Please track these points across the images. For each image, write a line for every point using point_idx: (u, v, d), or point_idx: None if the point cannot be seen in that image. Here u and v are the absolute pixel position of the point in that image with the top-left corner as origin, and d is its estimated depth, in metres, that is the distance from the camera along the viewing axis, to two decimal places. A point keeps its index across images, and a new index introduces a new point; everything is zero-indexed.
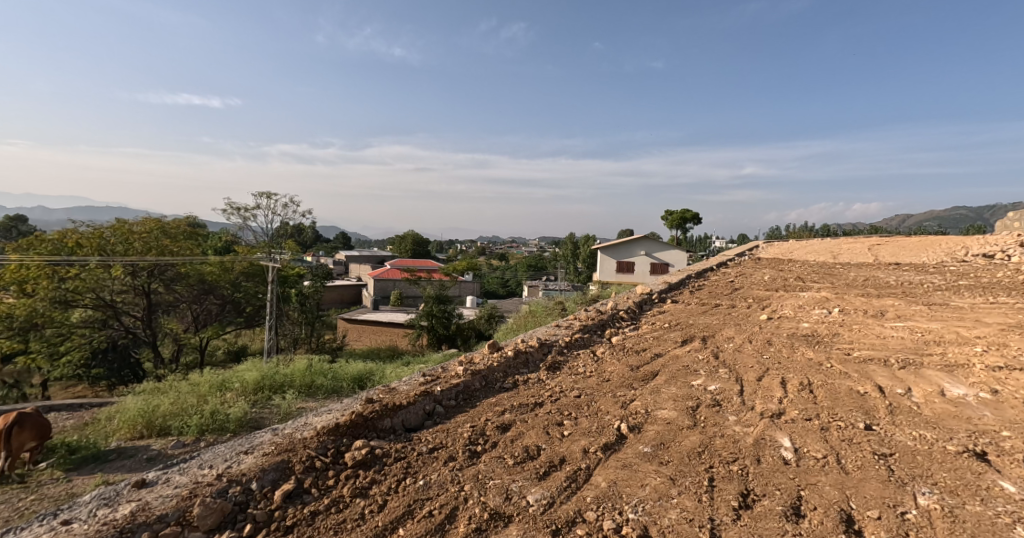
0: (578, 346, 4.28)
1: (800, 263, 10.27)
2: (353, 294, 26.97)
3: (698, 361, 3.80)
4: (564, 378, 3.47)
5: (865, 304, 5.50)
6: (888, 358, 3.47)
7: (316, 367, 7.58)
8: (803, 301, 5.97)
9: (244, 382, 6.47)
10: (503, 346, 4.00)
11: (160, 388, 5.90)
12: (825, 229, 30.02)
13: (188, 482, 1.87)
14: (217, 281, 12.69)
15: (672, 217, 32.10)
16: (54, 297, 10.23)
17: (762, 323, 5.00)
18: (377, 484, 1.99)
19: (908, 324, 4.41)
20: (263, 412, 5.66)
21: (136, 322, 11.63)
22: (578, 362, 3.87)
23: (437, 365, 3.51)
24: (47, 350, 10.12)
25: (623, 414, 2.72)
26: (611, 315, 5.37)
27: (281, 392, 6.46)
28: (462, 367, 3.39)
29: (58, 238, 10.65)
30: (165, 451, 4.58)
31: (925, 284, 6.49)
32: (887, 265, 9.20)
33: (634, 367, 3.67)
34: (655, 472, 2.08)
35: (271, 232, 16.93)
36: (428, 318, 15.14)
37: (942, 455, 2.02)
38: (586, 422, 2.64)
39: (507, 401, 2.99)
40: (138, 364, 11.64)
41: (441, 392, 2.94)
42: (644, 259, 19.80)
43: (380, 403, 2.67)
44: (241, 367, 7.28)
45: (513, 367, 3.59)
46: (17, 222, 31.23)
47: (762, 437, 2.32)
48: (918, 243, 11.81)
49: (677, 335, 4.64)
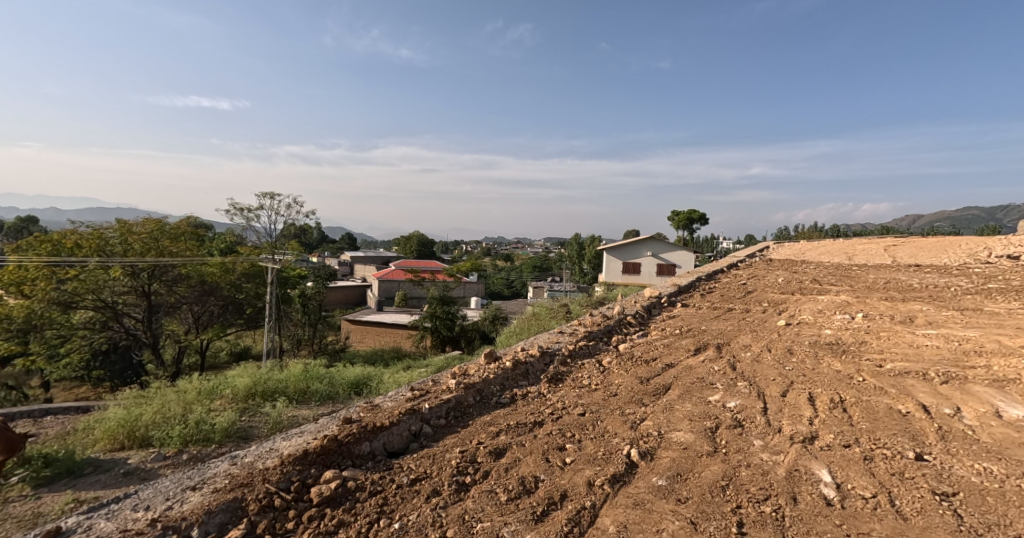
0: (582, 355, 3.97)
1: (814, 264, 9.90)
2: (357, 295, 26.78)
3: (714, 372, 3.48)
4: (567, 392, 3.16)
5: (889, 309, 5.15)
6: (927, 371, 3.14)
7: (311, 372, 7.33)
8: (822, 305, 5.64)
9: (234, 389, 6.20)
10: (500, 355, 3.69)
11: (141, 395, 5.58)
12: (834, 230, 29.63)
13: (116, 530, 1.61)
14: (217, 283, 12.40)
15: (678, 219, 31.64)
16: (53, 299, 10.02)
17: (781, 329, 4.68)
18: (345, 527, 1.71)
19: (942, 331, 4.06)
20: (251, 423, 5.39)
21: (136, 323, 11.35)
22: (582, 373, 3.57)
23: (427, 377, 3.21)
24: (47, 352, 9.93)
25: (633, 437, 2.42)
26: (618, 320, 5.06)
27: (273, 399, 6.21)
28: (454, 380, 3.09)
29: (57, 240, 10.47)
30: (143, 465, 4.30)
31: (951, 288, 6.12)
32: (907, 266, 8.83)
33: (644, 380, 3.36)
34: (673, 513, 1.78)
35: (274, 232, 16.78)
36: (431, 319, 14.91)
37: (1018, 497, 1.70)
38: (591, 446, 2.34)
39: (503, 420, 2.69)
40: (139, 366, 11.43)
41: (430, 410, 2.65)
42: (651, 260, 19.41)
43: (360, 424, 2.38)
44: (234, 372, 7.03)
45: (510, 379, 3.29)
46: (26, 222, 31.63)
47: (796, 468, 2.01)
48: (936, 244, 11.40)
49: (689, 343, 4.32)
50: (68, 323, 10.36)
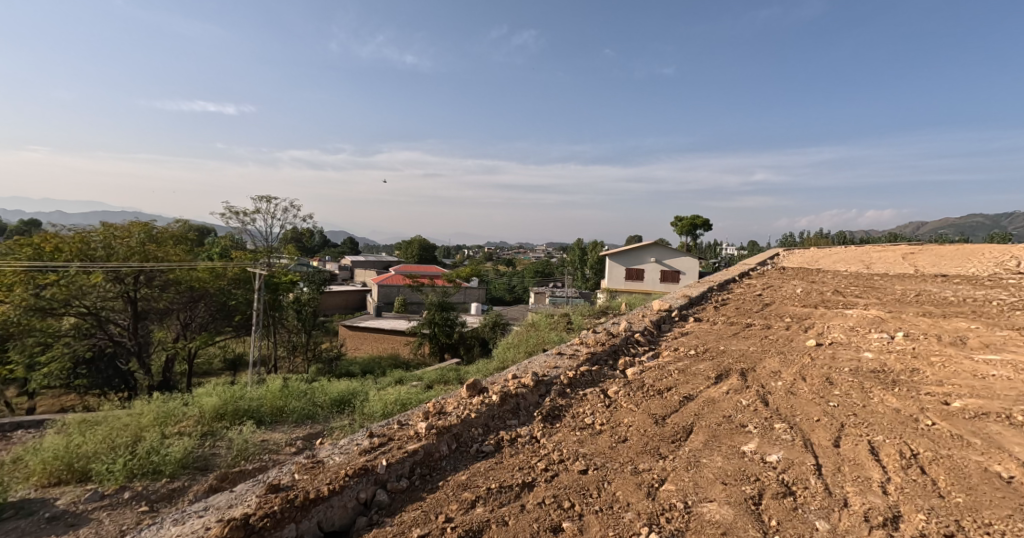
0: (583, 384, 3.38)
1: (832, 273, 9.31)
2: (356, 299, 26.29)
3: (742, 409, 2.90)
4: (567, 438, 2.59)
5: (932, 327, 4.54)
6: (1009, 413, 2.54)
7: (292, 388, 6.78)
8: (854, 321, 5.04)
9: (200, 410, 5.65)
10: (486, 386, 3.10)
11: (85, 419, 4.97)
12: (840, 237, 29.07)
13: None
14: (207, 288, 11.80)
15: (682, 224, 31.03)
16: (31, 306, 9.45)
17: (812, 351, 4.07)
18: None
19: (1007, 358, 3.45)
20: (212, 450, 4.85)
21: (121, 331, 10.68)
22: (584, 408, 2.98)
23: (394, 418, 2.64)
24: (26, 360, 9.36)
25: (653, 512, 1.85)
26: (625, 339, 4.46)
27: (243, 421, 5.67)
28: (426, 422, 2.51)
29: (37, 242, 10.00)
30: (74, 508, 3.76)
31: (994, 302, 5.52)
32: (934, 276, 8.22)
33: (659, 420, 2.77)
34: None
35: (271, 236, 16.28)
36: (430, 325, 14.32)
37: None
38: (596, 528, 1.79)
39: (482, 481, 2.13)
40: (128, 374, 10.79)
41: (387, 469, 2.09)
42: (655, 266, 18.82)
43: (289, 493, 1.87)
44: (204, 389, 6.43)
45: (497, 418, 2.73)
46: (26, 224, 31.44)
47: None
48: (959, 252, 10.77)
49: (707, 368, 3.72)
50: (50, 330, 9.68)
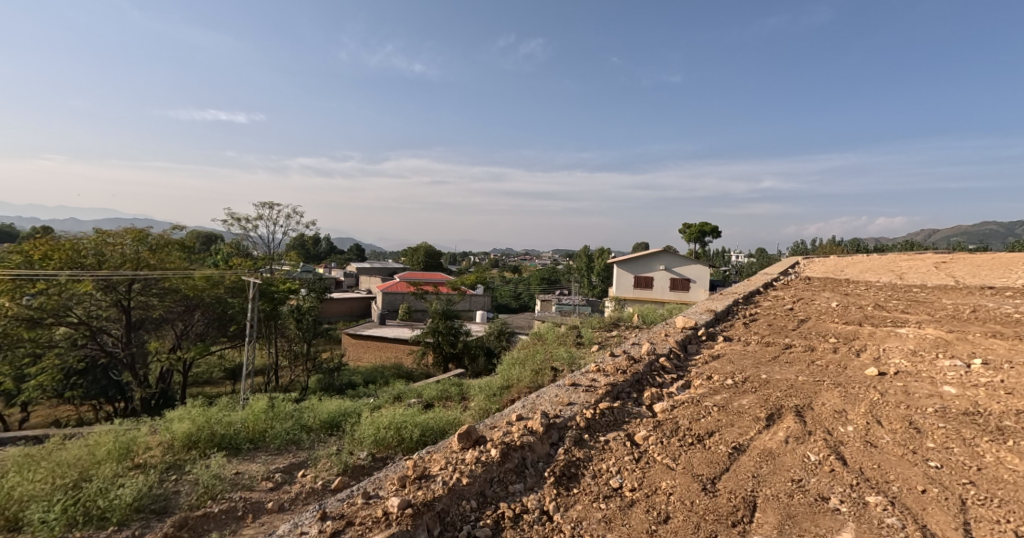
0: (602, 427, 2.72)
1: (863, 284, 8.59)
2: (359, 306, 25.66)
3: (814, 469, 2.24)
4: (588, 514, 1.95)
5: (1013, 351, 3.85)
6: None
7: (277, 407, 6.17)
8: (913, 342, 4.34)
9: (172, 436, 5.05)
10: (481, 433, 2.44)
11: (30, 452, 4.34)
12: (852, 245, 28.28)
13: None
14: (202, 297, 11.23)
15: (690, 231, 30.36)
16: (17, 315, 8.87)
17: (878, 383, 3.39)
18: None
19: None
20: (177, 487, 4.21)
21: (114, 341, 10.08)
22: (607, 463, 2.34)
23: (358, 490, 2.03)
24: (13, 373, 8.79)
25: None
26: (648, 365, 3.78)
27: (218, 448, 5.06)
28: (397, 497, 1.89)
29: (28, 248, 9.43)
30: None
31: None
32: (980, 289, 7.47)
33: (709, 484, 2.13)
34: None
35: (274, 242, 15.80)
36: (433, 335, 13.68)
37: None
38: None
39: None
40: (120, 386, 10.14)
41: None
42: (664, 274, 18.09)
43: None
44: (180, 410, 5.82)
45: (497, 482, 2.10)
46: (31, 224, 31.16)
47: None
48: (996, 261, 10.02)
49: (754, 406, 3.04)
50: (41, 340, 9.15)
